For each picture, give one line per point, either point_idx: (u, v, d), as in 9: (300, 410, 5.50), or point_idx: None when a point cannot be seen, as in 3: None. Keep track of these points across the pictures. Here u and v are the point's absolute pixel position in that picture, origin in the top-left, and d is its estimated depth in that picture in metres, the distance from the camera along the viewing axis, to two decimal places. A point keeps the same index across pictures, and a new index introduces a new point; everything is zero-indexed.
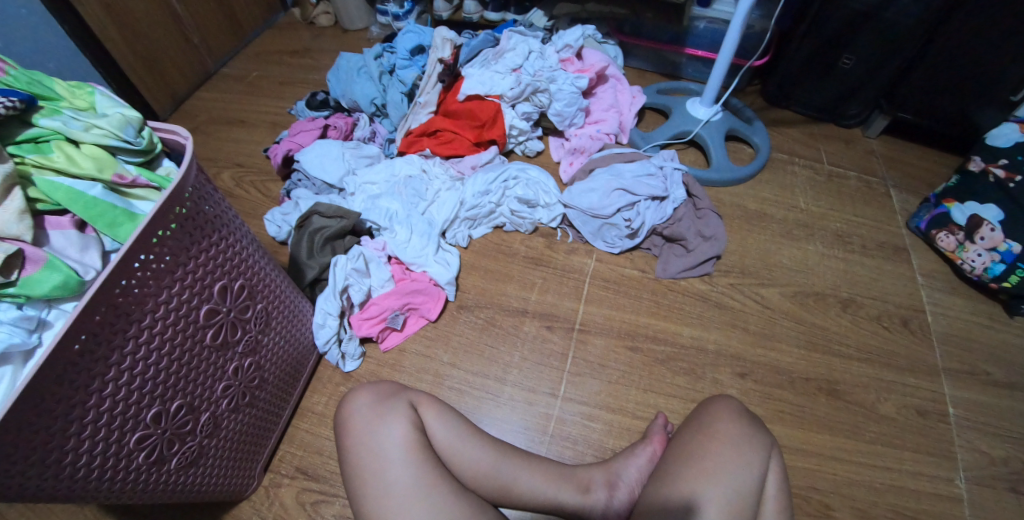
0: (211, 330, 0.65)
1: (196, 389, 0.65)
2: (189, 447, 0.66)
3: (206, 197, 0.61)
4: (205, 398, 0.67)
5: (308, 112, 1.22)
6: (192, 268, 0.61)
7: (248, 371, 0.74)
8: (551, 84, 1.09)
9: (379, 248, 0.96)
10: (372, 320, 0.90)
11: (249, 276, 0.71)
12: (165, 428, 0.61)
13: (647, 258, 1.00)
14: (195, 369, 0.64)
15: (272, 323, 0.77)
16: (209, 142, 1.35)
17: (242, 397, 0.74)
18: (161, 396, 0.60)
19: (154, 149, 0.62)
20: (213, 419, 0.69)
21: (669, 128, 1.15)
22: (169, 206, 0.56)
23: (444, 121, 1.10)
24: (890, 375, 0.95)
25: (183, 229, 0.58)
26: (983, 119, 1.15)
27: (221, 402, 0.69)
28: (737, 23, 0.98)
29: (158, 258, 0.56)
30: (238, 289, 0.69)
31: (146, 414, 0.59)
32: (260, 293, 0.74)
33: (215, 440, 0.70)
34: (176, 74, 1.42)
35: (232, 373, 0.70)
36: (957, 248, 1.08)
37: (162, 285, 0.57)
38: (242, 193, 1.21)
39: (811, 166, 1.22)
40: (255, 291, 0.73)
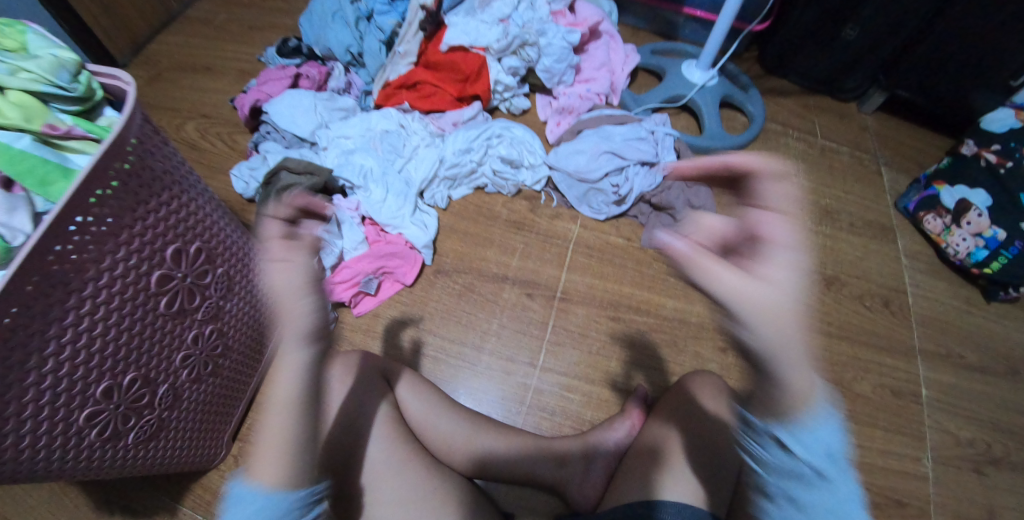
0: (166, 297, 0.59)
1: (150, 362, 0.59)
2: (146, 421, 0.61)
3: (153, 149, 0.54)
4: (163, 370, 0.61)
5: (278, 60, 1.12)
6: (140, 229, 0.54)
7: (210, 339, 0.68)
8: (541, 38, 1.02)
9: (352, 209, 0.89)
10: (345, 284, 0.84)
11: (206, 237, 0.65)
12: (118, 404, 0.56)
13: (633, 226, 0.95)
14: (149, 340, 0.59)
15: (234, 289, 0.71)
16: (172, 90, 1.24)
17: (205, 367, 0.68)
18: (111, 370, 0.55)
19: (94, 96, 0.55)
20: (173, 390, 0.64)
21: (663, 91, 1.10)
22: (108, 160, 0.49)
23: (425, 73, 1.02)
24: (867, 354, 0.95)
25: (126, 188, 0.52)
26: (980, 97, 1.13)
27: (181, 373, 0.64)
28: None
29: (99, 219, 0.49)
30: (195, 253, 0.63)
31: (94, 390, 0.53)
32: (220, 257, 0.68)
33: (175, 413, 0.65)
34: (135, 14, 1.29)
35: (192, 342, 0.65)
36: (944, 232, 1.07)
37: (105, 249, 0.51)
38: (208, 146, 1.12)
39: (806, 139, 1.17)
40: (214, 253, 0.66)
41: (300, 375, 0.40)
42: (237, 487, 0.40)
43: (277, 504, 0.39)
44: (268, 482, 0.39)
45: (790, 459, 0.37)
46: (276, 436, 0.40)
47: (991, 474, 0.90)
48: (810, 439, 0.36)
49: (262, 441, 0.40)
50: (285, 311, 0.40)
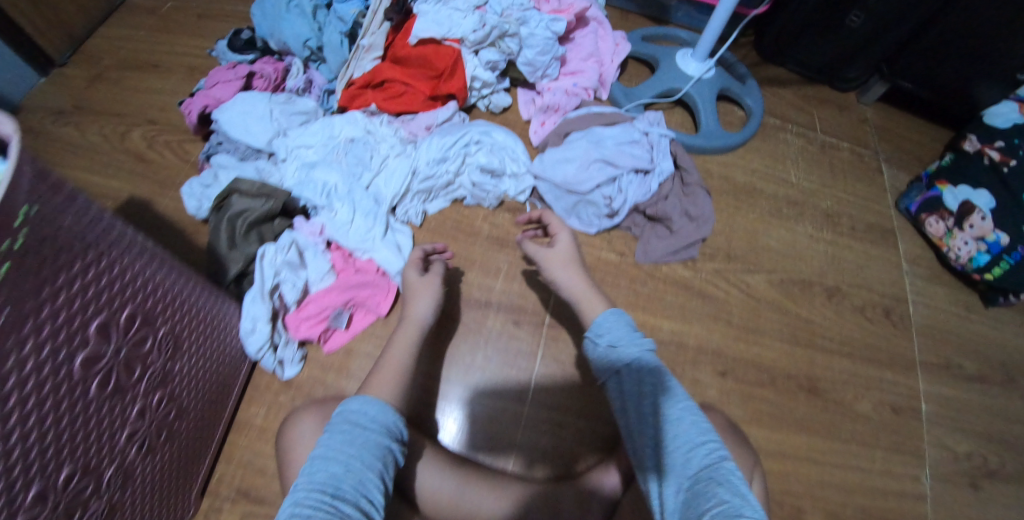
0: (98, 377, 0.49)
1: (88, 450, 0.50)
2: (91, 513, 0.52)
3: (55, 215, 0.43)
4: (106, 454, 0.52)
5: (230, 55, 1.00)
6: (52, 310, 0.43)
7: (159, 408, 0.59)
8: (521, 27, 0.91)
9: (315, 232, 0.81)
10: (311, 320, 0.77)
11: (141, 298, 0.54)
12: (54, 505, 0.47)
13: (627, 239, 0.87)
14: (84, 428, 0.49)
15: (180, 345, 0.62)
16: (114, 90, 1.10)
17: (157, 436, 0.59)
18: (39, 474, 0.45)
19: None
20: (122, 471, 0.55)
21: (656, 84, 1.00)
22: None
23: (393, 70, 0.91)
24: (869, 370, 0.90)
25: (24, 267, 0.40)
26: (985, 90, 1.06)
27: (128, 451, 0.55)
28: None
29: None
30: (127, 320, 0.53)
31: (23, 498, 0.44)
32: (160, 314, 0.58)
33: (126, 494, 0.56)
34: (71, 5, 1.13)
35: (137, 416, 0.56)
36: (945, 235, 1.02)
37: (6, 347, 0.40)
38: (155, 157, 1.01)
39: (804, 134, 1.10)
40: (152, 313, 0.56)
41: (416, 333, 0.68)
42: (351, 399, 0.57)
43: (380, 417, 0.56)
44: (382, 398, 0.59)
45: (608, 350, 0.61)
46: (397, 364, 0.64)
47: (987, 487, 0.88)
48: (614, 335, 0.61)
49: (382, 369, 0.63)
50: (416, 289, 0.71)
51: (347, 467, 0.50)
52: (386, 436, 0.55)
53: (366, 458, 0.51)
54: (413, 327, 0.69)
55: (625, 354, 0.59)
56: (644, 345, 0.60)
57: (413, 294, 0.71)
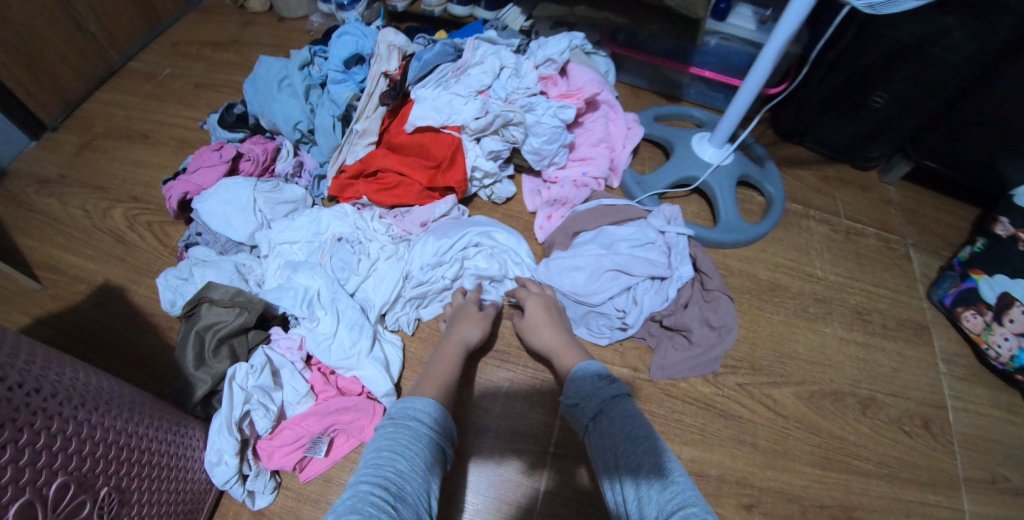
0: None
1: None
2: None
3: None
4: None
5: (221, 131, 0.94)
6: None
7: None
8: (527, 115, 0.85)
9: (293, 347, 0.73)
10: (287, 449, 0.68)
11: (74, 457, 0.46)
12: None
13: (640, 351, 0.80)
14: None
15: (130, 500, 0.53)
16: (99, 162, 1.04)
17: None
18: None
19: None
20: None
21: (671, 173, 0.93)
22: None
23: (388, 158, 0.85)
24: (910, 494, 0.81)
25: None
26: (1011, 169, 0.99)
27: None
28: (773, 46, 0.76)
29: None
30: (57, 489, 0.44)
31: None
32: (102, 469, 0.49)
33: None
34: (67, 71, 1.08)
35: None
36: (984, 331, 0.94)
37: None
38: (135, 239, 0.93)
39: (828, 221, 1.03)
40: (91, 472, 0.48)
41: (460, 354, 0.68)
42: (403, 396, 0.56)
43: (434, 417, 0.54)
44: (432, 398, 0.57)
45: (574, 410, 0.58)
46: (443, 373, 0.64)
47: None
48: (579, 389, 0.59)
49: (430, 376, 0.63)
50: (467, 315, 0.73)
51: (409, 463, 0.48)
52: (438, 440, 0.52)
53: (420, 459, 0.49)
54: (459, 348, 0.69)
55: (590, 406, 0.56)
56: (610, 389, 0.57)
57: (461, 320, 0.72)
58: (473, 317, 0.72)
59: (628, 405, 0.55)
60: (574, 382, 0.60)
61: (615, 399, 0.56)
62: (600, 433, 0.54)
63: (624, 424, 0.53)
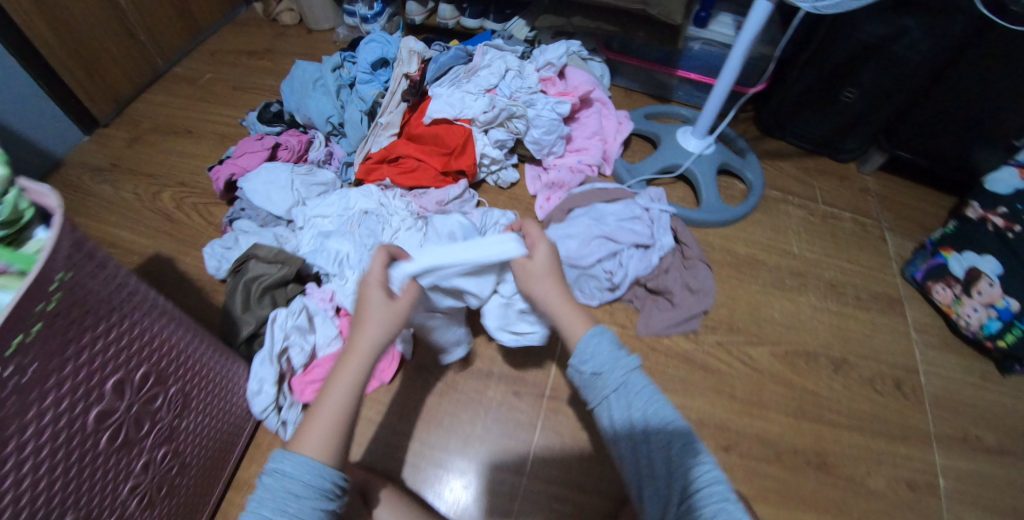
0: (107, 432, 0.54)
1: (90, 502, 0.54)
2: None
3: (87, 278, 0.49)
4: (108, 507, 0.57)
5: (260, 125, 1.08)
6: (71, 368, 0.49)
7: (163, 462, 0.63)
8: (529, 109, 0.98)
9: (325, 299, 0.86)
10: (316, 383, 0.79)
11: (155, 358, 0.60)
12: None
13: (629, 312, 0.90)
14: (88, 480, 0.53)
15: (190, 405, 0.66)
16: (149, 154, 1.19)
17: (158, 491, 0.64)
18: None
19: (21, 218, 0.50)
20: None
21: (657, 161, 1.05)
22: (26, 304, 0.43)
23: (408, 146, 0.98)
24: (880, 444, 0.89)
25: (54, 327, 0.46)
26: (983, 154, 1.08)
27: (130, 503, 0.59)
28: (741, 48, 0.88)
29: (19, 370, 0.44)
30: (141, 379, 0.58)
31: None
32: (172, 373, 0.62)
33: None
34: (120, 75, 1.25)
35: (141, 471, 0.60)
36: (953, 302, 1.02)
37: (29, 399, 0.45)
38: (181, 218, 1.08)
39: (806, 206, 1.13)
40: (164, 373, 0.61)
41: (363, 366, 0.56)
42: (279, 459, 0.52)
43: (320, 476, 0.52)
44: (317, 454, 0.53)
45: (592, 379, 0.57)
46: (342, 395, 0.56)
47: None
48: (596, 360, 0.57)
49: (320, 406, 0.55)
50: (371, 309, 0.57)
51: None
52: (322, 497, 0.52)
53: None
54: (358, 357, 0.57)
55: (610, 384, 0.56)
56: (630, 367, 0.57)
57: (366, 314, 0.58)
58: (379, 315, 0.57)
59: (642, 380, 0.57)
60: (584, 356, 0.58)
61: (633, 380, 0.56)
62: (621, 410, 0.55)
63: (647, 404, 0.55)
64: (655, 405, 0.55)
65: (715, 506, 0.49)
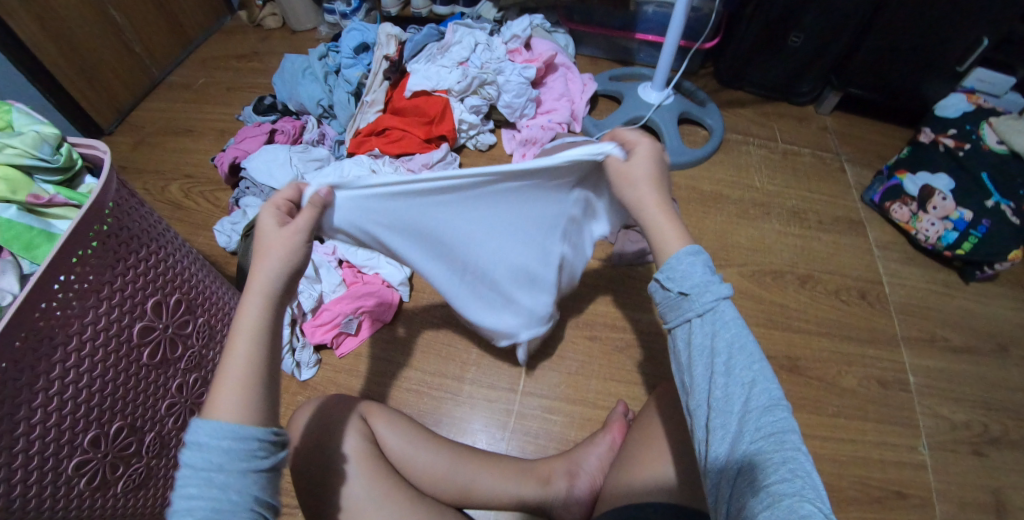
0: (148, 348, 0.64)
1: (136, 410, 0.64)
2: (134, 469, 0.66)
3: (130, 210, 0.60)
4: (149, 418, 0.67)
5: (255, 117, 1.19)
6: (119, 284, 0.59)
7: (192, 388, 0.74)
8: (498, 76, 1.08)
9: (329, 253, 0.99)
10: (325, 326, 0.91)
11: (185, 289, 0.71)
12: (107, 452, 0.61)
13: (604, 247, 1.04)
14: (133, 390, 0.64)
15: (213, 338, 0.78)
16: (155, 154, 1.31)
17: (189, 414, 0.74)
18: (98, 420, 0.59)
19: (74, 165, 0.60)
20: (159, 437, 0.69)
21: (623, 113, 1.14)
22: (88, 223, 0.54)
23: (392, 119, 1.08)
24: (850, 347, 0.96)
25: (106, 246, 0.57)
26: (931, 85, 1.16)
27: (167, 421, 0.70)
28: (681, 6, 0.95)
29: (81, 277, 0.55)
30: (175, 304, 0.69)
31: (83, 438, 0.57)
32: (199, 305, 0.74)
33: (162, 460, 0.71)
34: (120, 86, 1.37)
35: (176, 390, 0.71)
36: (911, 219, 1.08)
37: (88, 304, 0.56)
38: (190, 205, 1.19)
39: (766, 145, 1.22)
40: (193, 305, 0.73)
41: (261, 305, 0.48)
42: (194, 430, 0.43)
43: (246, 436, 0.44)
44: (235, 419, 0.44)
45: (678, 301, 0.50)
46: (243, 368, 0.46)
47: (990, 455, 0.89)
48: (686, 282, 0.49)
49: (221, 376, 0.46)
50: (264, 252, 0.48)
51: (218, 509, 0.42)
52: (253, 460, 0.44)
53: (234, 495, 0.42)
54: (251, 332, 0.47)
55: (694, 309, 0.49)
56: (720, 297, 0.48)
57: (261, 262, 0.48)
58: (273, 245, 0.48)
59: (733, 314, 0.48)
60: (669, 275, 0.51)
61: (721, 312, 0.48)
62: (701, 336, 0.48)
63: (734, 337, 0.47)
64: (745, 346, 0.47)
65: (779, 454, 0.42)
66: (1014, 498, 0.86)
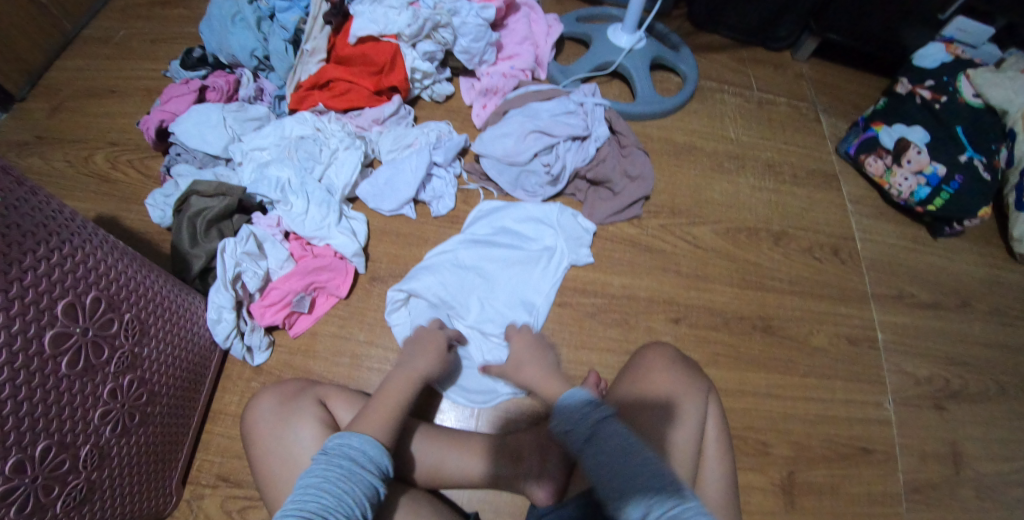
0: (66, 356, 0.56)
1: (63, 426, 0.56)
2: (73, 487, 0.58)
3: (14, 203, 0.50)
4: (80, 432, 0.59)
5: (185, 73, 1.06)
6: (17, 290, 0.50)
7: (130, 390, 0.65)
8: (453, 18, 0.96)
9: (273, 225, 0.88)
10: (275, 306, 0.83)
11: (102, 285, 0.61)
12: (35, 475, 0.53)
13: (571, 204, 0.96)
14: (57, 405, 0.55)
15: (148, 332, 0.68)
16: (74, 119, 1.15)
17: (130, 419, 0.66)
18: (17, 444, 0.51)
19: None
20: (97, 450, 0.61)
21: (590, 60, 1.05)
22: None
23: (337, 70, 0.97)
24: (822, 305, 0.95)
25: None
26: (910, 29, 1.11)
27: (103, 431, 0.61)
28: None
29: None
30: (92, 303, 0.59)
31: (3, 466, 0.50)
32: (123, 300, 0.64)
33: (105, 474, 0.63)
34: (23, 40, 1.19)
35: (110, 396, 0.62)
36: (884, 173, 1.05)
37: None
38: (119, 176, 1.06)
39: (742, 94, 1.16)
40: (116, 299, 0.63)
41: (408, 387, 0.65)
42: (347, 437, 0.55)
43: (376, 454, 0.54)
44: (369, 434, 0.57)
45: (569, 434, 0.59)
46: (386, 410, 0.61)
47: (951, 408, 0.90)
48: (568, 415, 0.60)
49: (372, 407, 0.61)
50: (423, 347, 0.72)
51: (339, 499, 0.49)
52: (374, 476, 0.53)
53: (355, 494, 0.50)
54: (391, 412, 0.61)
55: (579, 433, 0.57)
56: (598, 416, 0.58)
57: (418, 352, 0.71)
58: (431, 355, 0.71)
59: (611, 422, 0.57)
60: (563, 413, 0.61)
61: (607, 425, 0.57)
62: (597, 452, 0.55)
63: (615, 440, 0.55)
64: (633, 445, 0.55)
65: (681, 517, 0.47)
66: (971, 448, 0.88)
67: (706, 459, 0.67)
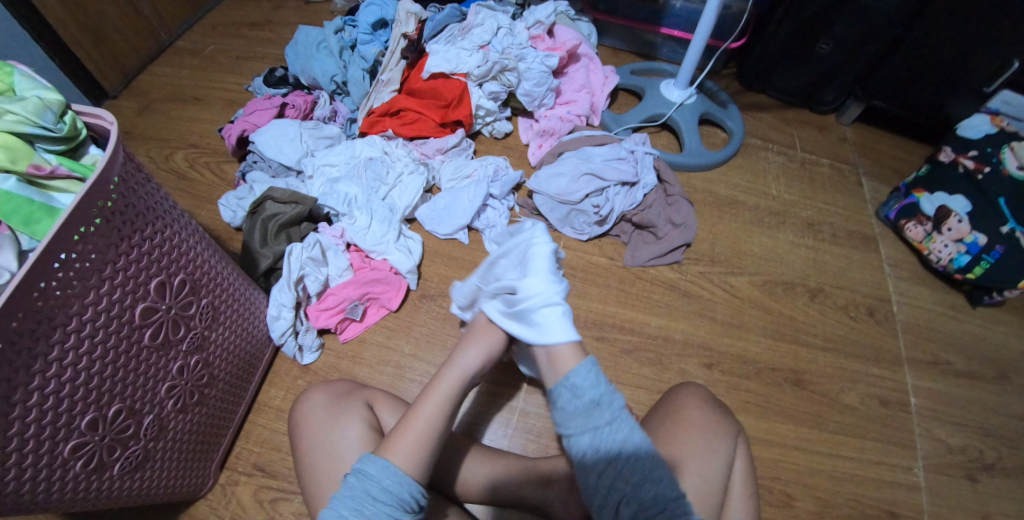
0: (150, 329, 0.62)
1: (135, 392, 0.63)
2: (131, 451, 0.64)
3: (136, 188, 0.58)
4: (148, 401, 0.65)
5: (266, 89, 1.15)
6: (122, 264, 0.57)
7: (195, 370, 0.71)
8: (520, 63, 1.05)
9: (337, 236, 0.95)
10: (330, 310, 0.89)
11: (189, 270, 0.68)
12: (104, 435, 0.59)
13: (616, 246, 1.01)
14: (133, 372, 0.62)
15: (218, 318, 0.75)
16: (160, 121, 1.27)
17: (190, 397, 0.72)
18: (96, 402, 0.58)
19: (79, 135, 0.58)
20: (158, 421, 0.67)
21: (642, 110, 1.12)
22: (91, 198, 0.52)
23: (408, 100, 1.06)
24: (855, 365, 0.96)
25: (110, 224, 0.55)
26: (954, 104, 1.15)
27: (166, 403, 0.67)
28: (711, 9, 0.94)
29: (82, 256, 0.53)
30: (179, 285, 0.66)
31: (80, 421, 0.56)
32: (204, 287, 0.71)
33: (161, 443, 0.68)
34: (126, 47, 1.33)
35: (177, 373, 0.68)
36: (925, 239, 1.08)
37: (88, 285, 0.54)
38: (195, 176, 1.16)
39: (785, 152, 1.20)
40: (198, 285, 0.70)
41: (455, 388, 0.63)
42: (367, 461, 0.56)
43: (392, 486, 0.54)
44: (400, 463, 0.57)
45: (588, 405, 0.57)
46: (423, 429, 0.59)
47: (983, 481, 0.89)
48: (585, 389, 0.57)
49: (405, 428, 0.59)
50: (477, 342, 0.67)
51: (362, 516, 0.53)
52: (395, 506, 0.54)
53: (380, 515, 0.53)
54: (423, 437, 0.59)
55: (600, 418, 0.56)
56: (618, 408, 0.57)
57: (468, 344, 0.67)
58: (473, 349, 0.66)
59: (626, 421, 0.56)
60: (574, 385, 0.58)
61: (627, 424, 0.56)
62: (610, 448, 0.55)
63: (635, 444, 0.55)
64: (643, 442, 0.55)
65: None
66: None
67: (732, 503, 0.69)
